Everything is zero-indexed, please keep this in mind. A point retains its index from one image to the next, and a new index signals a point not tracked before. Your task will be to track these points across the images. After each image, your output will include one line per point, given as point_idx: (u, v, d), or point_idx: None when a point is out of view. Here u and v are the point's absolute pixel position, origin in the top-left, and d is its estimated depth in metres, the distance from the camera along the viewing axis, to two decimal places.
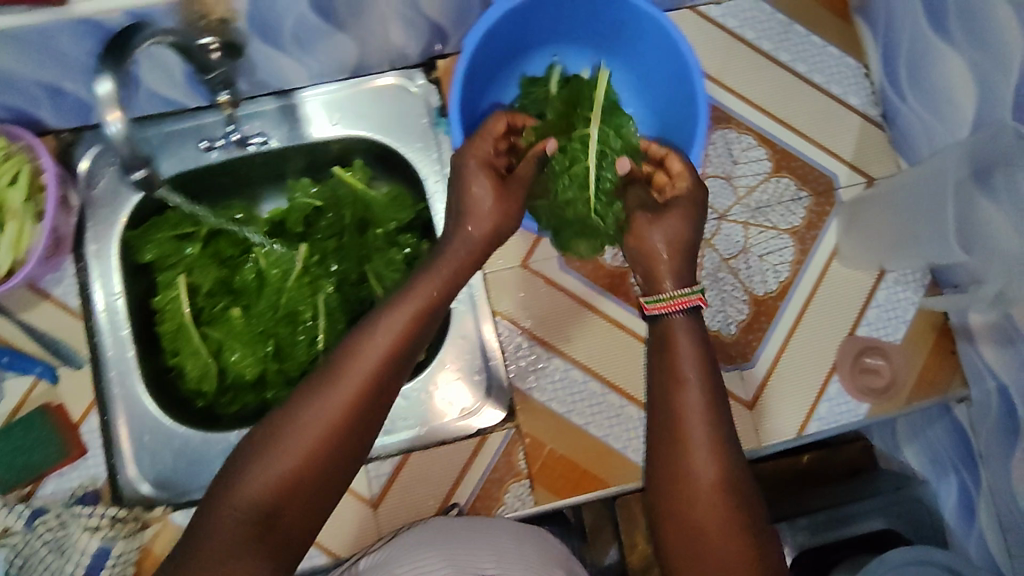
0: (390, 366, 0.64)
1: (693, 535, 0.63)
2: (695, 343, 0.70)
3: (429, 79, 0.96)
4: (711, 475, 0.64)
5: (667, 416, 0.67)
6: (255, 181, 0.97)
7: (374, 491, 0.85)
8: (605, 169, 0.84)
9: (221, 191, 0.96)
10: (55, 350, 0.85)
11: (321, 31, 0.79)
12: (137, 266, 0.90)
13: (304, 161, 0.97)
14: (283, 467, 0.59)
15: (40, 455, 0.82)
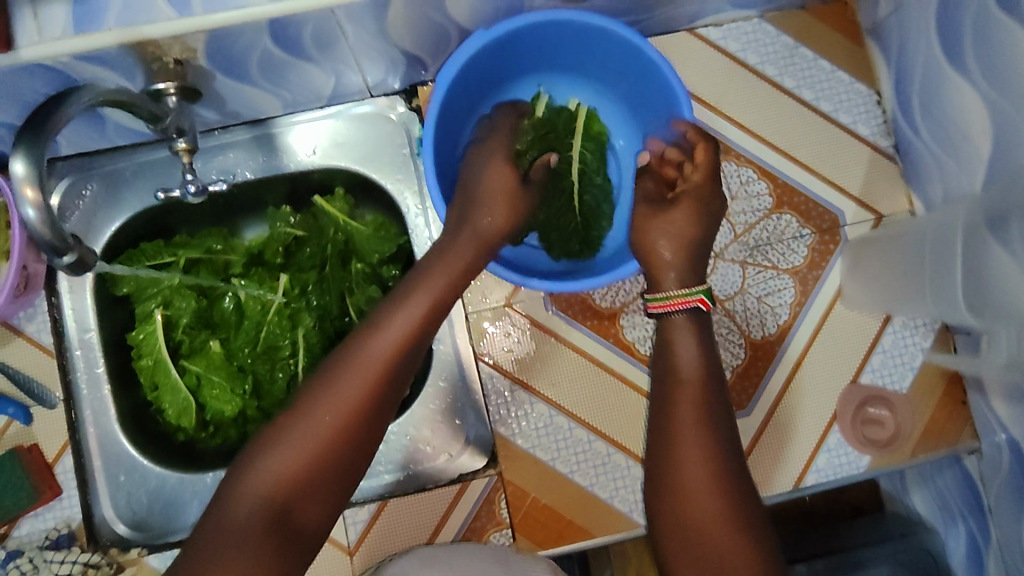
0: (405, 353, 0.62)
1: (694, 536, 0.62)
2: (694, 340, 0.70)
3: (411, 107, 0.93)
4: (711, 472, 0.63)
5: (666, 414, 0.67)
6: (235, 209, 0.95)
7: (352, 539, 0.82)
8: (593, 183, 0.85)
9: (200, 219, 0.93)
10: (28, 389, 0.83)
11: (288, 63, 0.75)
12: (113, 299, 0.88)
13: (285, 189, 0.94)
14: (298, 455, 0.57)
15: (9, 501, 0.79)
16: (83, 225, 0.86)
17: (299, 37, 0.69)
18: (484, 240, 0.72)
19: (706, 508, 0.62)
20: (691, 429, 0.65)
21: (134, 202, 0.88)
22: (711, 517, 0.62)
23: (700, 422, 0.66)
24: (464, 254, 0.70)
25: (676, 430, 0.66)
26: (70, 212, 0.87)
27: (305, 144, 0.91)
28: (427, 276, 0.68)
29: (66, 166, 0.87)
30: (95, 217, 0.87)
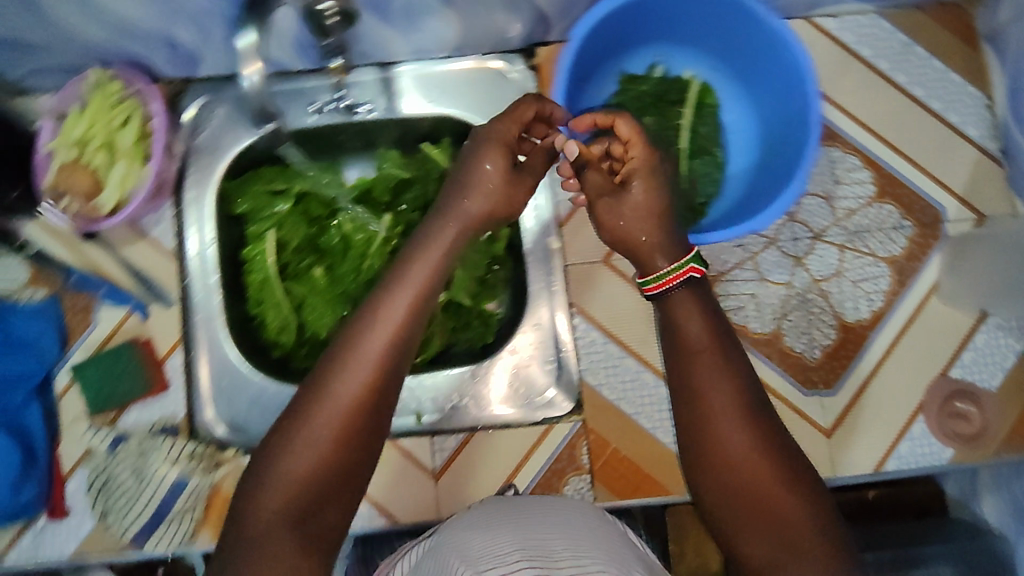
0: (403, 335, 0.60)
1: (751, 511, 0.60)
2: (696, 307, 0.67)
3: (528, 65, 0.92)
4: (749, 445, 0.61)
5: (690, 399, 0.64)
6: (345, 147, 0.98)
7: (438, 463, 0.85)
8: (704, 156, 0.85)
9: (312, 153, 0.96)
10: (148, 286, 0.86)
11: (426, 7, 0.81)
12: (231, 217, 0.92)
13: (394, 134, 0.96)
14: (305, 462, 0.56)
15: (124, 387, 0.83)
16: (213, 140, 0.89)
17: None
18: (483, 211, 0.69)
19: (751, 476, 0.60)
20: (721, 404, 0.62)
21: (263, 126, 0.90)
22: (760, 486, 0.60)
23: (726, 397, 0.62)
24: (468, 214, 0.68)
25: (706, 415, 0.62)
26: (202, 129, 0.89)
27: (421, 91, 0.92)
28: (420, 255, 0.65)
29: (203, 85, 0.89)
30: (224, 135, 0.89)
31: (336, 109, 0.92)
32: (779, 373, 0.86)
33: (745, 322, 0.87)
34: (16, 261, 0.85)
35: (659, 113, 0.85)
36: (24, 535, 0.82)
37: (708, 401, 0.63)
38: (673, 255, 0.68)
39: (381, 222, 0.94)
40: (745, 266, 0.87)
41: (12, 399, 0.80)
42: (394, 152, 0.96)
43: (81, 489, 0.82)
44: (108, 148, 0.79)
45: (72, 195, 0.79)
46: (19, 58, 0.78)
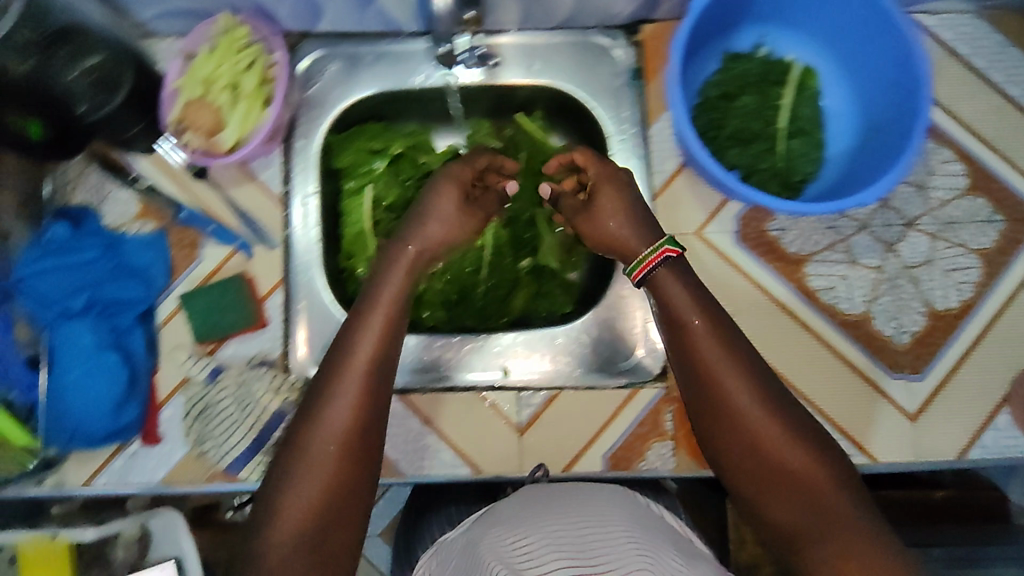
0: (381, 347, 0.65)
1: (772, 479, 0.62)
2: (683, 279, 0.68)
3: (630, 42, 0.91)
4: (762, 413, 0.63)
5: (695, 382, 0.65)
6: (436, 113, 1.00)
7: (523, 418, 0.86)
8: (803, 137, 0.86)
9: (405, 116, 0.99)
10: (253, 228, 0.87)
11: None
12: (331, 170, 0.95)
13: (490, 102, 0.98)
14: (311, 480, 0.61)
15: (228, 318, 0.84)
16: (323, 94, 0.91)
17: None
18: (444, 233, 0.73)
19: (769, 445, 0.62)
20: (727, 379, 0.64)
21: (370, 85, 0.92)
22: (776, 449, 0.62)
23: (732, 373, 0.64)
24: (427, 237, 0.72)
25: (717, 395, 0.64)
26: (313, 82, 0.91)
27: (524, 59, 0.92)
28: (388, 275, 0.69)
29: (317, 40, 0.91)
30: (334, 90, 0.92)
31: (471, 58, 0.91)
32: (865, 354, 0.87)
33: (835, 302, 0.88)
34: (126, 192, 0.85)
35: (759, 93, 0.86)
36: (115, 459, 0.83)
37: (717, 383, 0.64)
38: (649, 240, 0.71)
39: None
40: (836, 249, 0.88)
41: (118, 323, 0.81)
42: (487, 123, 0.99)
43: (176, 416, 0.83)
44: (233, 89, 0.81)
45: (193, 130, 0.80)
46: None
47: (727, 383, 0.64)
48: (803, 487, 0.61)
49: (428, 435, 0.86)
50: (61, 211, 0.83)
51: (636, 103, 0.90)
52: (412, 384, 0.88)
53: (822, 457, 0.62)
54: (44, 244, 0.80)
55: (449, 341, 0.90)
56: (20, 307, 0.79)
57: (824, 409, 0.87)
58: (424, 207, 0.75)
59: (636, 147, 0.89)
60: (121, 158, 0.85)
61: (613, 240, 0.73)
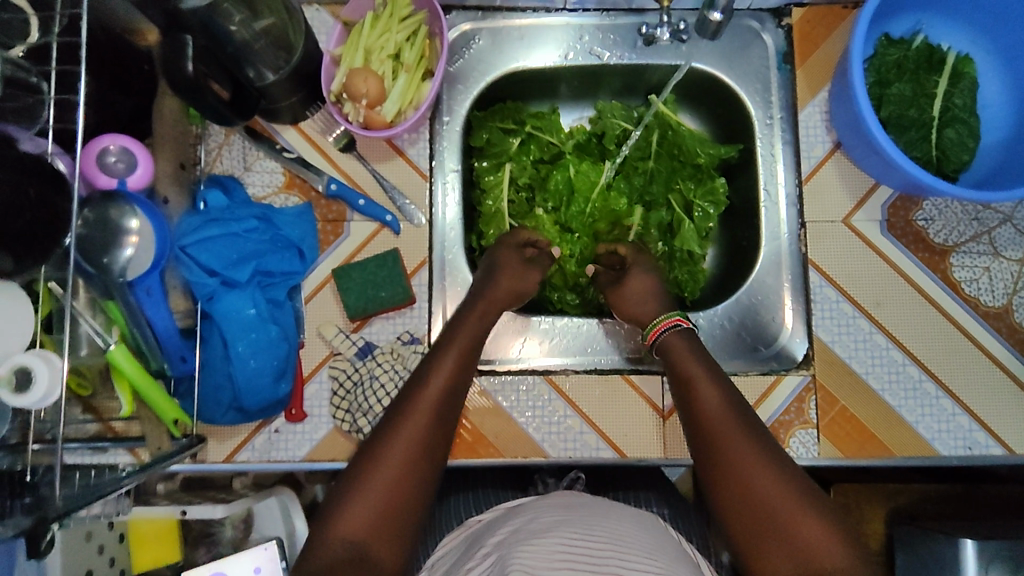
0: (453, 388, 0.71)
1: (761, 523, 0.65)
2: (687, 342, 0.79)
3: (780, 25, 0.91)
4: (758, 461, 0.67)
5: (694, 429, 0.72)
6: (567, 91, 0.98)
7: (667, 403, 0.85)
8: (953, 128, 0.85)
9: (536, 94, 0.98)
10: (399, 206, 0.86)
11: None
12: (467, 148, 0.93)
13: (618, 83, 0.97)
14: (362, 504, 0.62)
15: (387, 292, 0.82)
16: (468, 69, 0.91)
17: None
18: (510, 290, 0.83)
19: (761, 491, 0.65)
20: (720, 423, 0.70)
21: (513, 62, 0.91)
22: (777, 502, 0.65)
23: (724, 423, 0.70)
24: (497, 295, 0.81)
25: (713, 438, 0.69)
26: (457, 57, 0.91)
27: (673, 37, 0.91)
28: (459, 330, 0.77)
29: (460, 14, 0.90)
30: (478, 65, 0.91)
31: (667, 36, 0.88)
32: (1005, 346, 0.87)
33: (977, 294, 0.87)
34: (272, 160, 0.85)
35: (914, 81, 0.86)
36: (257, 434, 0.81)
37: (711, 429, 0.70)
38: (664, 303, 0.86)
39: (603, 170, 0.96)
40: (980, 240, 0.88)
41: (274, 295, 0.80)
42: (617, 103, 0.96)
43: (323, 391, 0.82)
44: (394, 59, 0.81)
45: (354, 100, 0.79)
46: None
47: (719, 429, 0.70)
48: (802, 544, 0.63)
49: (569, 417, 0.84)
50: (211, 178, 0.83)
51: (786, 88, 0.90)
52: (551, 366, 0.87)
53: (816, 508, 0.64)
54: (203, 212, 0.79)
55: (581, 326, 0.90)
56: (176, 274, 0.76)
57: (964, 401, 0.86)
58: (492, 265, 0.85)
59: (778, 131, 0.90)
60: (266, 127, 0.86)
61: (633, 313, 0.86)
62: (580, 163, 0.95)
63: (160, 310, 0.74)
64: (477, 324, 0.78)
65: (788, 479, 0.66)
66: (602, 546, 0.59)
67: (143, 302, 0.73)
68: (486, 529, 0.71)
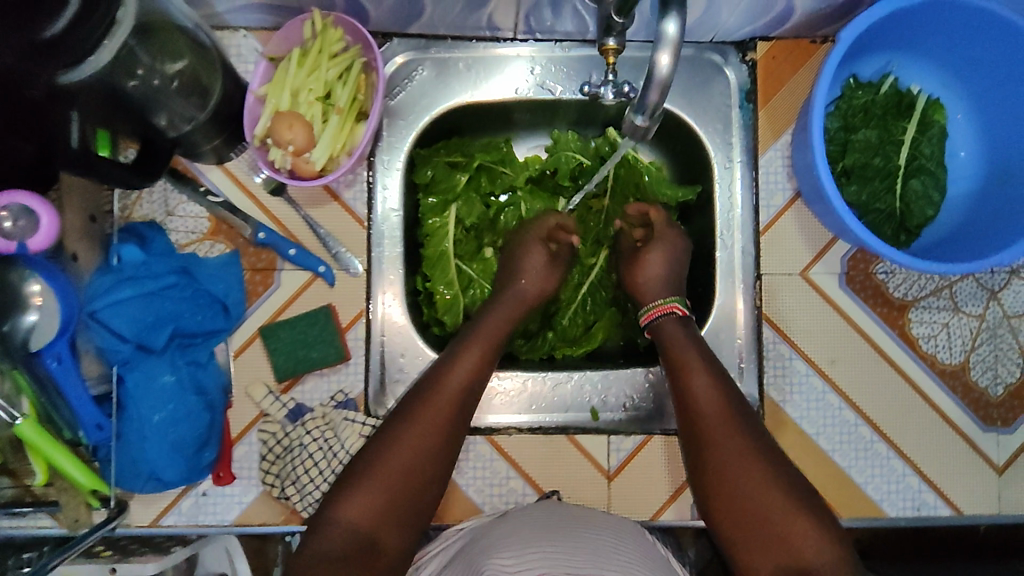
0: (470, 386, 0.73)
1: (748, 511, 0.66)
2: (684, 330, 0.78)
3: (744, 60, 0.86)
4: (748, 454, 0.68)
5: (684, 413, 0.73)
6: (519, 123, 0.91)
7: (613, 464, 0.83)
8: (916, 178, 0.81)
9: (483, 124, 0.90)
10: (335, 255, 0.81)
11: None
12: (410, 185, 0.87)
13: (572, 115, 0.90)
14: (369, 492, 0.65)
15: (319, 353, 0.78)
16: (409, 102, 0.84)
17: None
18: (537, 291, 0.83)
19: (747, 487, 0.67)
20: (716, 416, 0.71)
21: (458, 95, 0.85)
22: (764, 494, 0.66)
23: (720, 411, 0.71)
24: (522, 292, 0.82)
25: (704, 427, 0.71)
26: (397, 89, 0.84)
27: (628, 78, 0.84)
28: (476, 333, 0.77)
29: (402, 41, 0.83)
30: (422, 96, 0.84)
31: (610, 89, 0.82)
32: (960, 406, 0.85)
33: (935, 351, 0.85)
34: (197, 204, 0.79)
35: (882, 127, 0.81)
36: (184, 498, 0.78)
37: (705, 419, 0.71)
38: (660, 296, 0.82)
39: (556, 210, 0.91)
40: (941, 294, 0.85)
41: (195, 357, 0.76)
42: (570, 133, 0.88)
43: (253, 454, 0.78)
44: (325, 100, 0.74)
45: (280, 147, 0.73)
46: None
47: (716, 419, 0.71)
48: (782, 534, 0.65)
49: (512, 479, 0.83)
50: (127, 229, 0.77)
51: (747, 129, 0.86)
52: (494, 424, 0.84)
53: (800, 503, 0.66)
54: (116, 269, 0.74)
55: (530, 380, 0.85)
56: (87, 339, 0.71)
57: (913, 461, 0.84)
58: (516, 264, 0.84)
59: (737, 174, 0.85)
60: (189, 167, 0.79)
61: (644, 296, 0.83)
62: (532, 203, 0.90)
63: (70, 377, 0.69)
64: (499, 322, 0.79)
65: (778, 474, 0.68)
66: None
67: (54, 372, 0.68)
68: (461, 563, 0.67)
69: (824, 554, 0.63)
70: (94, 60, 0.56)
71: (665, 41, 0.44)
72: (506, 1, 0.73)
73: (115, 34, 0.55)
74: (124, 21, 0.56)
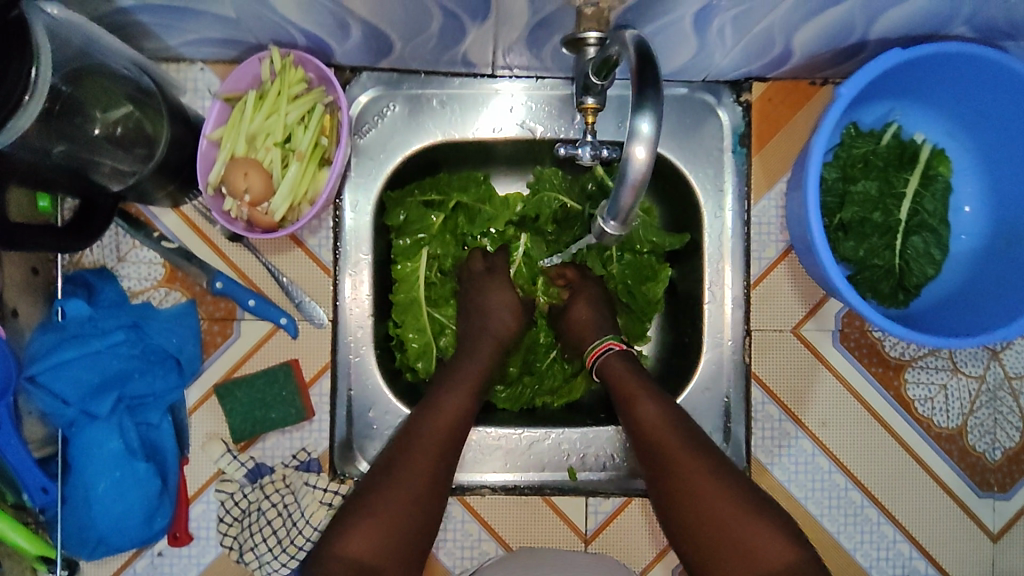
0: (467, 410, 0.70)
1: (714, 534, 0.63)
2: (627, 363, 0.74)
3: (737, 100, 0.81)
4: (706, 474, 0.65)
5: (638, 444, 0.69)
6: (498, 159, 0.86)
7: (590, 526, 0.79)
8: (916, 233, 0.76)
9: (460, 160, 0.84)
10: (298, 304, 0.76)
11: (677, 41, 0.67)
12: (381, 227, 0.82)
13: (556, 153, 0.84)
14: (369, 525, 0.62)
15: (278, 413, 0.74)
16: (380, 141, 0.79)
17: (715, 21, 0.62)
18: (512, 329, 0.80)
19: (714, 507, 0.64)
20: (670, 440, 0.67)
21: (434, 135, 0.80)
22: (728, 514, 0.63)
23: (671, 436, 0.67)
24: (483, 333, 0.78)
25: (670, 458, 0.66)
26: (366, 126, 0.79)
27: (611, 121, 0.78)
28: (469, 360, 0.75)
29: (373, 76, 0.78)
30: (393, 134, 0.79)
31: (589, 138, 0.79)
32: (956, 471, 0.81)
33: (931, 414, 0.80)
34: (151, 250, 0.74)
35: (882, 178, 0.76)
36: (138, 558, 0.74)
37: (666, 451, 0.67)
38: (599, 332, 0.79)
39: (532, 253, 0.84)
40: (939, 353, 0.81)
41: (146, 418, 0.72)
42: (549, 169, 0.83)
43: (211, 512, 0.74)
44: (284, 145, 0.70)
45: (236, 197, 0.69)
46: (184, 25, 0.62)
47: (674, 449, 0.66)
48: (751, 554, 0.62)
49: (484, 542, 0.79)
50: (76, 278, 0.72)
51: (739, 174, 0.81)
52: (467, 483, 0.79)
53: (766, 519, 0.63)
54: (60, 327, 0.69)
55: (507, 437, 0.80)
56: (30, 403, 0.67)
57: (906, 527, 0.80)
58: (483, 303, 0.80)
59: (727, 223, 0.80)
60: (143, 210, 0.74)
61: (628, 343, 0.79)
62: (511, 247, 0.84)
63: (11, 444, 0.64)
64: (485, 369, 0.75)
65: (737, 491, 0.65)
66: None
67: None
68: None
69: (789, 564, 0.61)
70: (13, 125, 0.49)
71: (639, 137, 0.42)
72: (482, 40, 0.68)
73: (35, 92, 0.50)
74: (43, 79, 0.50)
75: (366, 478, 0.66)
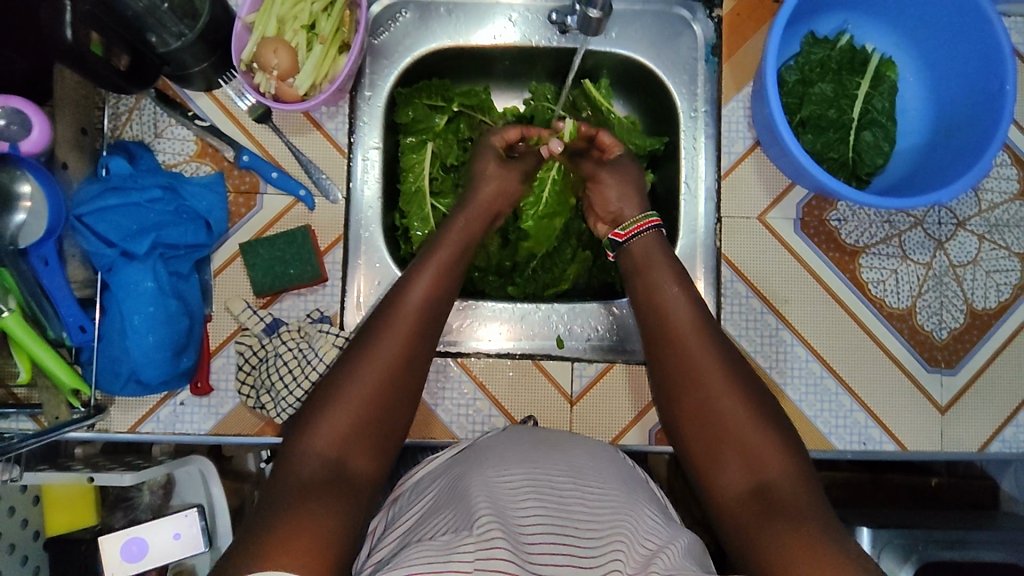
0: (433, 301, 0.72)
1: (721, 441, 0.67)
2: (646, 244, 0.81)
3: (711, 16, 0.91)
4: (719, 374, 0.70)
5: (662, 337, 0.74)
6: (497, 72, 0.96)
7: (575, 389, 0.87)
8: (867, 129, 0.86)
9: (459, 72, 0.94)
10: (315, 180, 0.84)
11: None
12: (392, 125, 0.91)
13: (549, 64, 0.94)
14: (340, 416, 0.64)
15: (295, 270, 0.82)
16: (392, 42, 0.88)
17: None
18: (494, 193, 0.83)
19: (726, 414, 0.68)
20: (687, 334, 0.73)
21: (439, 39, 0.89)
22: (733, 424, 0.67)
23: (697, 342, 0.72)
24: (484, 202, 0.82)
25: (686, 364, 0.71)
26: (382, 29, 0.88)
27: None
28: (439, 245, 0.76)
29: None
30: (403, 36, 0.88)
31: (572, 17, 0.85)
32: (907, 347, 0.90)
33: (883, 295, 0.90)
34: (184, 128, 0.83)
35: (837, 81, 0.86)
36: (162, 406, 0.82)
37: (687, 348, 0.72)
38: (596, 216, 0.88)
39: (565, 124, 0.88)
40: (889, 242, 0.90)
41: (178, 268, 0.80)
42: (546, 86, 0.94)
43: (230, 365, 0.82)
44: (310, 30, 0.79)
45: (265, 71, 0.77)
46: None
47: (699, 353, 0.71)
48: (752, 458, 0.66)
49: (479, 400, 0.87)
50: (116, 146, 0.81)
51: (711, 80, 0.91)
52: (464, 348, 0.88)
53: (770, 432, 0.67)
54: (103, 178, 0.78)
55: (500, 312, 0.89)
56: (74, 245, 0.75)
57: (863, 399, 0.89)
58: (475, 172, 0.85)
59: (700, 125, 0.90)
60: (179, 92, 0.83)
61: (616, 219, 0.86)
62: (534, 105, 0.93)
63: (56, 281, 0.72)
64: (465, 225, 0.80)
65: (749, 401, 0.69)
66: (569, 495, 0.60)
67: (39, 271, 0.72)
68: (441, 479, 0.64)
69: (787, 475, 0.64)
70: None
71: None
72: None
73: None
74: None
75: (331, 373, 0.68)
